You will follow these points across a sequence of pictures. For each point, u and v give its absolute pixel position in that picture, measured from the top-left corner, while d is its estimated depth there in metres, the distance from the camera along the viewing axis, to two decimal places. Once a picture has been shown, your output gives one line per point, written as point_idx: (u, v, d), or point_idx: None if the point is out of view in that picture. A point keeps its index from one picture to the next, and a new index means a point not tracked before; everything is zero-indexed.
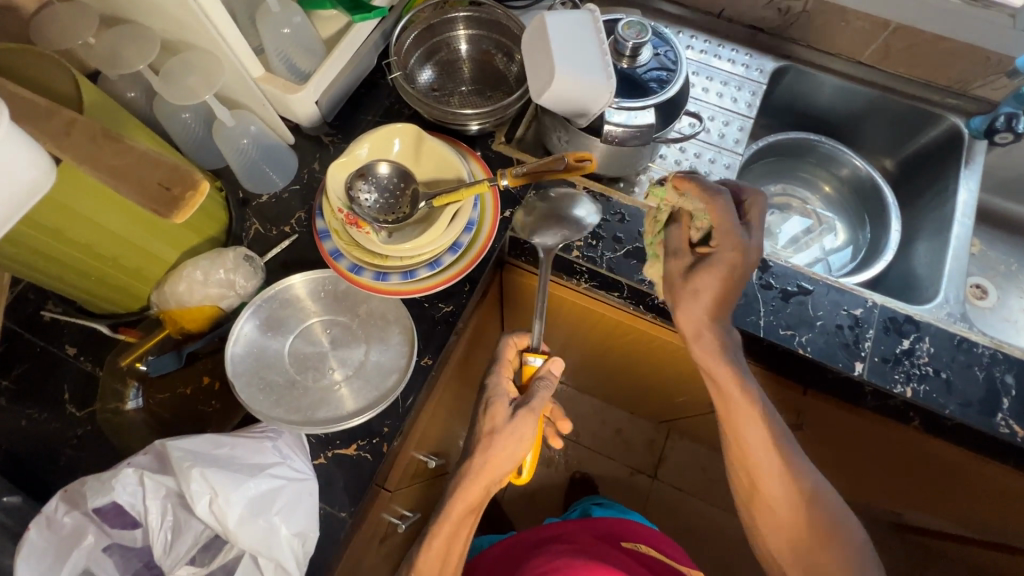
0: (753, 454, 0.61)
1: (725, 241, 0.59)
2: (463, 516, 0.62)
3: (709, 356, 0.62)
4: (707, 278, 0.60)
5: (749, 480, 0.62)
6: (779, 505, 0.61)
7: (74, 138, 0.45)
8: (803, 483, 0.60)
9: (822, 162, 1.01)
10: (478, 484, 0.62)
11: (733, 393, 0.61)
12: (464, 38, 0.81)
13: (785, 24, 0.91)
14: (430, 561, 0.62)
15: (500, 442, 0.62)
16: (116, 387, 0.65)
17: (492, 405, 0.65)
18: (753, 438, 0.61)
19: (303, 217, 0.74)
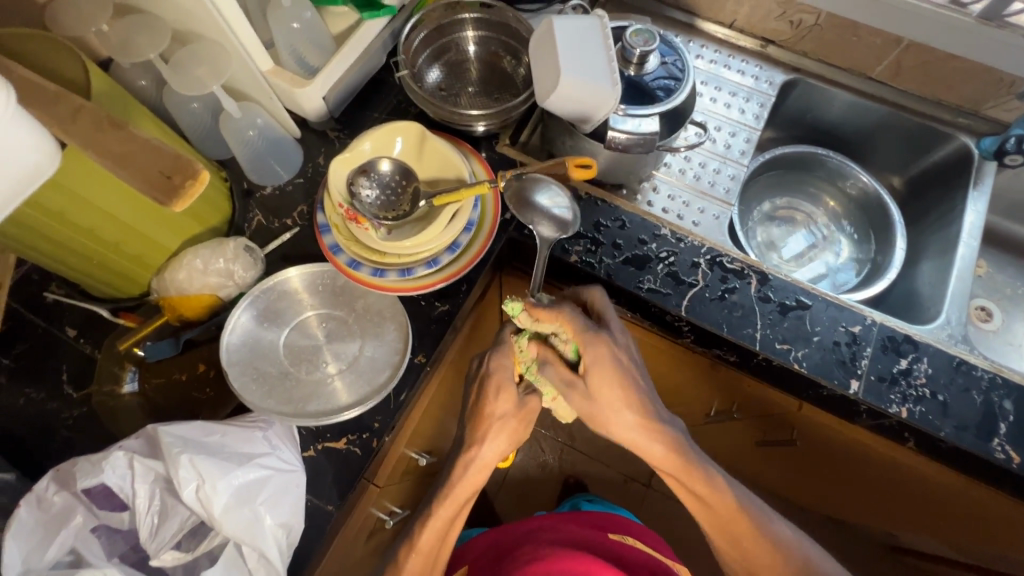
0: (729, 523, 0.63)
1: (588, 348, 0.60)
2: (465, 492, 0.65)
3: (664, 454, 0.62)
4: (606, 388, 0.60)
5: (742, 564, 0.64)
6: (767, 570, 0.62)
7: (78, 123, 0.45)
8: (792, 559, 0.62)
9: (830, 177, 1.00)
10: (486, 464, 0.66)
11: (692, 481, 0.62)
12: (473, 40, 0.81)
13: (796, 37, 0.91)
14: (433, 535, 0.64)
15: (508, 425, 0.66)
16: (113, 371, 0.66)
17: (489, 386, 0.65)
18: (739, 526, 0.63)
19: (305, 211, 0.75)
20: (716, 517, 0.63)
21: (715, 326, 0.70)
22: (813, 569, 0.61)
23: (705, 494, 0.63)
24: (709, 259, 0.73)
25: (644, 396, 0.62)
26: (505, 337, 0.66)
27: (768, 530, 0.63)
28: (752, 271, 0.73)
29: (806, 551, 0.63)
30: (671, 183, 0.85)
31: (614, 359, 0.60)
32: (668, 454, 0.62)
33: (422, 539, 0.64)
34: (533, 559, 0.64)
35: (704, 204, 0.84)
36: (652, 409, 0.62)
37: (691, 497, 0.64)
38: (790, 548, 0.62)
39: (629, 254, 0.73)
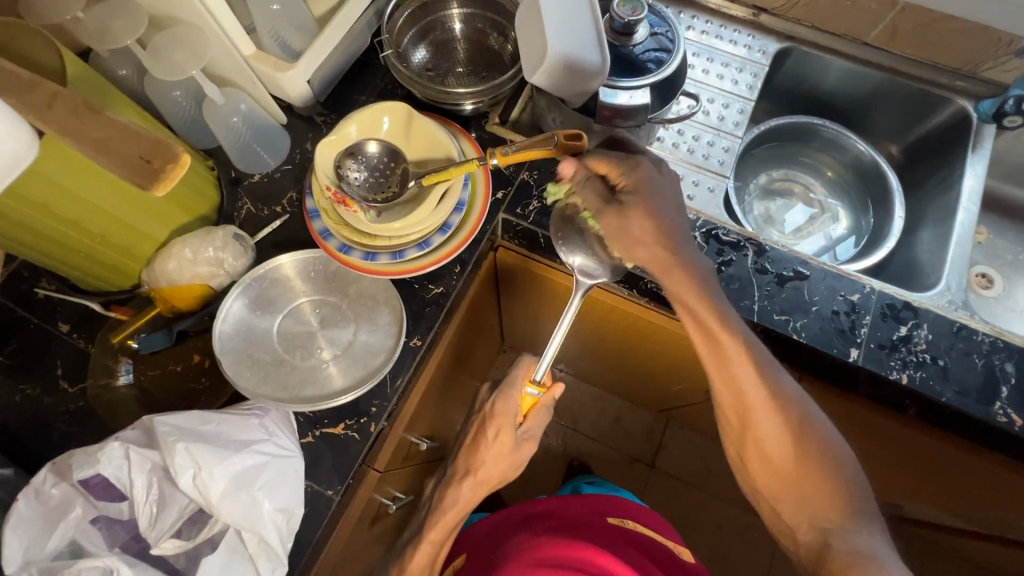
0: (732, 361, 0.58)
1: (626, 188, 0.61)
2: (452, 519, 0.66)
3: (682, 282, 0.59)
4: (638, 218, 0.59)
5: (742, 426, 0.59)
6: (760, 417, 0.58)
7: (55, 110, 0.45)
8: (792, 412, 0.57)
9: (826, 147, 0.98)
10: (473, 495, 0.67)
11: (710, 321, 0.59)
12: (458, 17, 0.79)
13: (789, 4, 0.88)
14: (421, 562, 0.65)
15: (498, 453, 0.66)
16: (107, 364, 0.66)
17: (498, 426, 0.66)
18: (742, 374, 0.58)
19: (295, 197, 0.74)
20: (716, 355, 0.59)
21: None
22: (812, 436, 0.57)
23: (724, 336, 0.58)
24: (705, 232, 0.72)
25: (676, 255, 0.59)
26: (517, 376, 0.67)
27: (774, 387, 0.58)
28: (748, 243, 0.72)
29: (813, 420, 0.58)
30: (665, 159, 0.84)
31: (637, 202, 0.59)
32: (693, 288, 0.59)
33: (411, 564, 0.65)
34: (525, 548, 0.63)
35: (699, 178, 0.83)
36: (676, 238, 0.59)
37: (714, 358, 0.59)
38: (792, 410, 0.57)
39: None
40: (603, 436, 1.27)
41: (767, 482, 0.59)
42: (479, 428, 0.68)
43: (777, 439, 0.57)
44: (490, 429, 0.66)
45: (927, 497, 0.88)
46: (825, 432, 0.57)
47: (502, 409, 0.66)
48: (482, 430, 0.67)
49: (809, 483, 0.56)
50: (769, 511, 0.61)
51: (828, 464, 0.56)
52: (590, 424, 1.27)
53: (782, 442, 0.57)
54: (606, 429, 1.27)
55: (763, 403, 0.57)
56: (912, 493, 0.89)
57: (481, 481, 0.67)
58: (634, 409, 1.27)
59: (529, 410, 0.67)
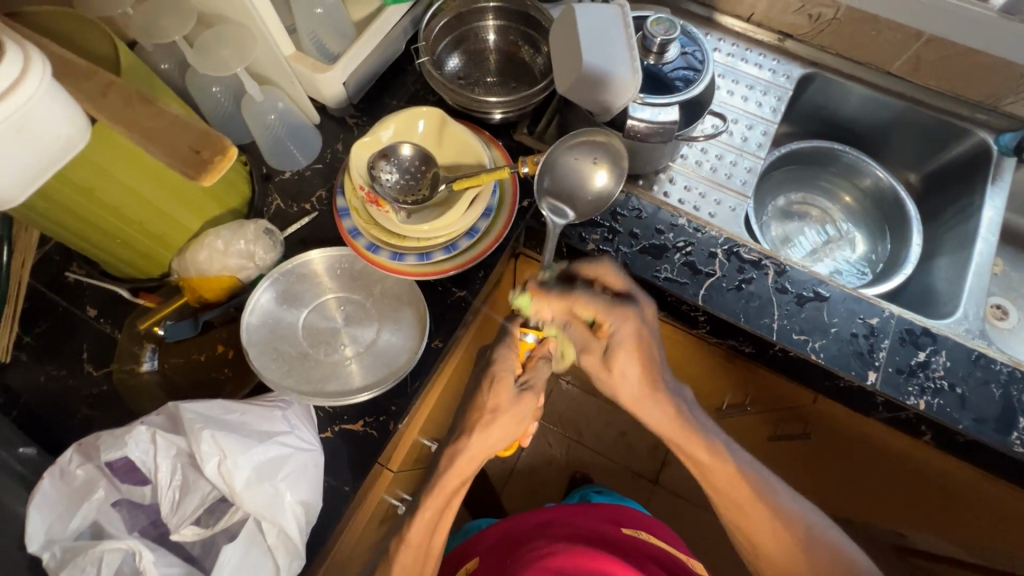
0: (733, 491, 0.63)
1: (612, 322, 0.60)
2: (455, 487, 0.65)
3: (664, 419, 0.64)
4: (624, 360, 0.62)
5: (752, 544, 0.64)
6: (778, 555, 0.62)
7: (109, 98, 0.47)
8: (795, 529, 0.62)
9: (845, 173, 0.99)
10: (472, 461, 0.65)
11: (691, 447, 0.64)
12: (493, 29, 0.81)
13: (815, 31, 0.90)
14: (422, 528, 0.64)
15: (505, 421, 0.65)
16: (132, 350, 0.67)
17: (499, 380, 0.64)
18: (740, 497, 0.63)
19: (324, 196, 0.75)
20: (715, 484, 0.64)
21: (732, 316, 0.70)
22: (820, 546, 0.61)
23: (710, 455, 0.64)
24: (726, 249, 0.73)
25: (654, 356, 0.63)
26: (510, 328, 0.66)
27: (775, 505, 0.63)
28: (769, 262, 0.73)
29: (812, 524, 0.63)
30: (687, 175, 0.85)
31: (636, 331, 0.61)
32: (675, 420, 0.64)
33: (411, 531, 0.64)
34: (542, 554, 0.64)
35: (720, 196, 0.84)
36: (654, 368, 0.64)
37: (699, 470, 0.65)
38: (792, 520, 0.62)
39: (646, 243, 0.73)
40: (607, 450, 1.27)
41: None
42: (478, 389, 0.66)
43: (785, 551, 0.62)
44: (488, 388, 0.65)
45: (936, 528, 0.87)
46: (832, 540, 0.62)
47: (501, 363, 0.65)
48: (482, 392, 0.65)
49: None
50: None
51: (840, 567, 0.60)
52: (595, 437, 1.27)
53: (797, 561, 0.61)
54: (610, 442, 1.27)
55: (766, 523, 0.62)
56: (917, 522, 0.89)
57: (479, 451, 0.65)
58: None
59: (527, 360, 0.67)
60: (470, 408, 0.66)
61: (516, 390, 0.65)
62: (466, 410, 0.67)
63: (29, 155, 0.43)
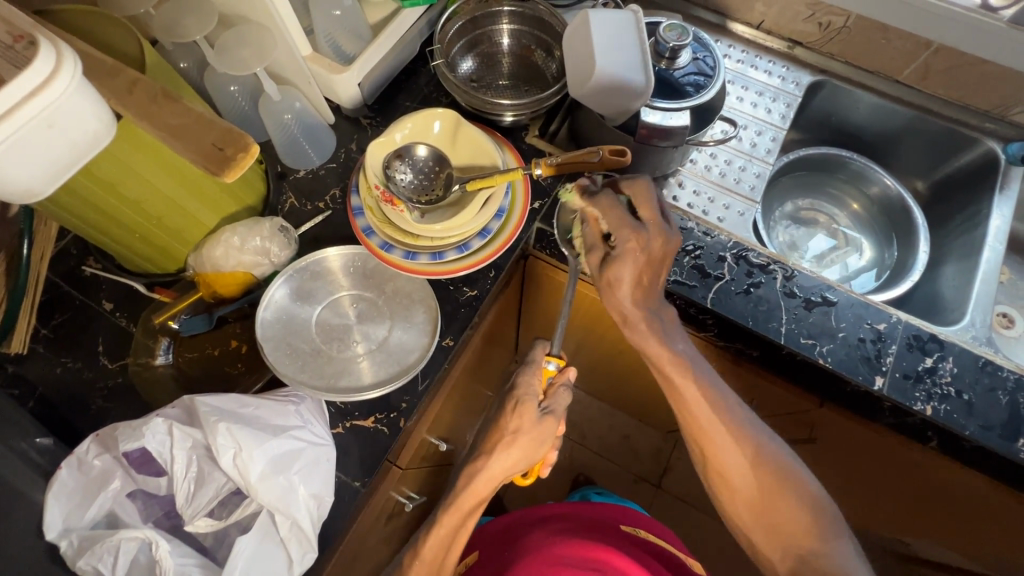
0: (692, 405, 0.63)
1: (620, 236, 0.61)
2: (470, 507, 0.64)
3: (642, 333, 0.64)
4: (622, 269, 0.61)
5: (710, 461, 0.64)
6: (729, 466, 0.62)
7: (136, 96, 0.48)
8: (750, 444, 0.62)
9: (853, 180, 1.00)
10: (487, 483, 0.64)
11: (663, 360, 0.63)
12: (507, 33, 0.82)
13: (825, 39, 0.91)
14: (436, 544, 0.64)
15: (525, 443, 0.63)
16: (147, 343, 0.68)
17: (521, 404, 0.63)
18: (699, 410, 0.62)
19: (337, 195, 0.76)
20: (676, 396, 0.64)
21: (740, 319, 0.70)
22: (770, 462, 0.61)
23: (680, 373, 0.63)
24: (735, 253, 0.74)
25: (654, 278, 0.63)
26: (534, 355, 0.66)
27: (732, 420, 0.62)
28: (777, 266, 0.73)
29: (769, 448, 0.62)
30: (696, 180, 0.86)
31: (646, 254, 0.61)
32: (650, 336, 0.63)
33: (426, 546, 0.64)
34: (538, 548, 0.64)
35: (729, 201, 0.85)
36: (647, 285, 0.63)
37: (667, 384, 0.64)
38: (751, 442, 0.62)
39: None
40: (610, 452, 1.27)
41: (740, 511, 0.63)
42: (501, 412, 0.65)
43: (739, 465, 0.62)
44: (511, 410, 0.63)
45: (937, 535, 0.88)
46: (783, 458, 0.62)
47: (525, 388, 0.64)
48: (505, 414, 0.64)
49: (773, 500, 0.60)
50: (748, 544, 0.64)
51: (788, 485, 0.60)
52: (598, 440, 1.28)
53: (744, 471, 0.61)
54: (614, 446, 1.27)
55: (720, 434, 0.62)
56: (921, 530, 0.89)
57: (495, 473, 0.63)
58: (643, 428, 1.27)
59: (548, 388, 0.65)
60: (492, 428, 0.65)
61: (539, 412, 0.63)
62: (488, 430, 0.66)
63: (56, 148, 0.44)
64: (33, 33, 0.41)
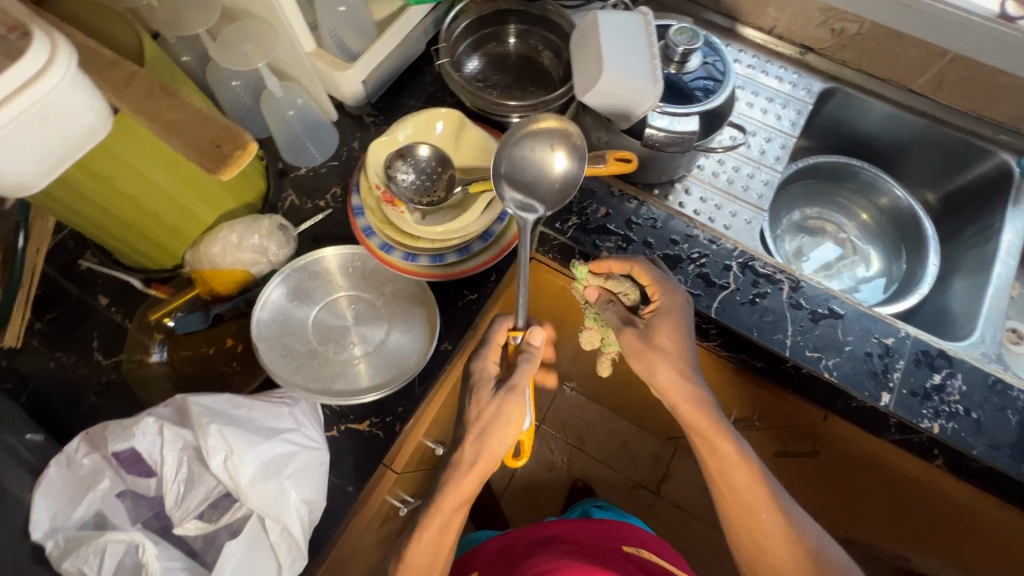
0: (743, 488, 0.62)
1: (660, 293, 0.65)
2: (455, 507, 0.62)
3: (694, 408, 0.63)
4: (664, 325, 0.64)
5: (757, 549, 0.61)
6: (784, 560, 0.60)
7: (132, 90, 0.48)
8: (807, 539, 0.60)
9: (863, 189, 0.98)
10: (470, 474, 0.61)
11: (713, 433, 0.63)
12: (515, 32, 0.81)
13: (838, 46, 0.90)
14: (421, 553, 0.61)
15: (490, 427, 0.61)
16: (142, 340, 0.66)
17: (477, 389, 0.63)
18: (753, 494, 0.61)
19: (338, 193, 0.75)
20: (725, 476, 0.63)
21: (745, 331, 0.69)
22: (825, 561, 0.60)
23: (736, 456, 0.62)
24: (741, 262, 0.72)
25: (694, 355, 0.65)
26: (493, 334, 0.65)
27: (787, 509, 0.61)
28: (784, 276, 0.72)
29: (825, 544, 0.61)
30: (703, 186, 0.85)
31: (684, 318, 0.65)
32: (702, 410, 0.63)
33: (411, 558, 0.61)
34: (543, 570, 0.62)
35: (736, 208, 0.84)
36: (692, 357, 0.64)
37: (716, 461, 0.63)
38: (806, 537, 0.60)
39: (661, 254, 0.73)
40: (609, 458, 1.26)
41: None
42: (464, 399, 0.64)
43: (793, 558, 0.60)
44: (469, 397, 0.63)
45: (940, 555, 0.86)
46: (835, 555, 0.61)
47: (482, 371, 0.64)
48: (467, 406, 0.63)
49: None
50: None
51: None
52: (597, 446, 1.27)
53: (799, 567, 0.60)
54: (612, 452, 1.26)
55: (776, 526, 0.60)
56: (923, 549, 0.88)
57: (476, 461, 0.61)
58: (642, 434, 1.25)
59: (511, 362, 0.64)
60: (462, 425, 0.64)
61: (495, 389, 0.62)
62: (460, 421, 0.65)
63: (50, 142, 0.43)
64: (28, 24, 0.40)
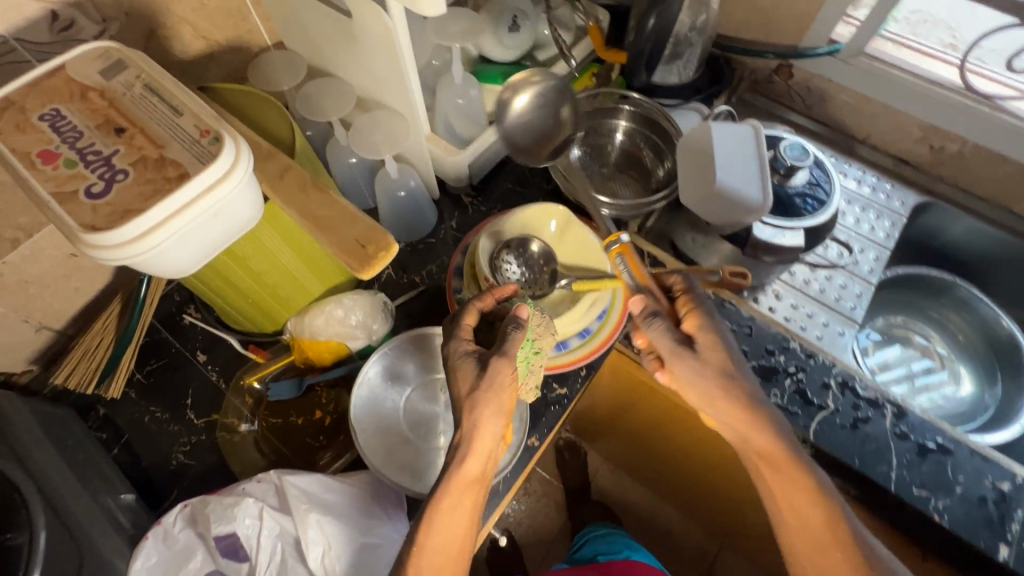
0: (809, 525, 0.54)
1: (695, 319, 0.59)
2: (464, 487, 0.52)
3: (767, 441, 0.55)
4: (710, 350, 0.58)
5: None
6: None
7: (287, 182, 0.51)
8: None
9: (956, 304, 0.94)
10: (478, 461, 0.52)
11: (777, 458, 0.55)
12: (622, 129, 0.84)
13: (935, 162, 0.89)
14: (440, 534, 0.50)
15: (488, 402, 0.53)
16: (235, 403, 0.67)
17: (456, 367, 0.55)
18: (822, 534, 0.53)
19: (434, 271, 0.77)
20: (796, 515, 0.55)
21: (845, 457, 0.66)
22: None
23: (814, 499, 0.54)
24: (840, 381, 0.70)
25: (749, 391, 0.57)
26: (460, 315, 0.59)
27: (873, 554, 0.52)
28: (887, 402, 0.69)
29: None
30: (794, 293, 0.82)
31: (720, 340, 0.58)
32: (769, 432, 0.55)
33: (430, 544, 0.50)
34: None
35: (829, 318, 0.81)
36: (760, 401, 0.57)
37: (788, 499, 0.55)
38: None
39: (754, 363, 0.71)
40: None
41: None
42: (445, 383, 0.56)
43: None
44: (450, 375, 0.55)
45: None
46: None
47: (450, 346, 0.57)
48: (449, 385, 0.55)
49: None
50: None
51: None
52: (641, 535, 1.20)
53: None
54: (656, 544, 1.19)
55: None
56: None
57: (473, 439, 0.53)
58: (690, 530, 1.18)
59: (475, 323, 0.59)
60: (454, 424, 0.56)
61: (469, 360, 0.55)
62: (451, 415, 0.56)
63: (213, 235, 0.45)
64: (218, 129, 0.43)
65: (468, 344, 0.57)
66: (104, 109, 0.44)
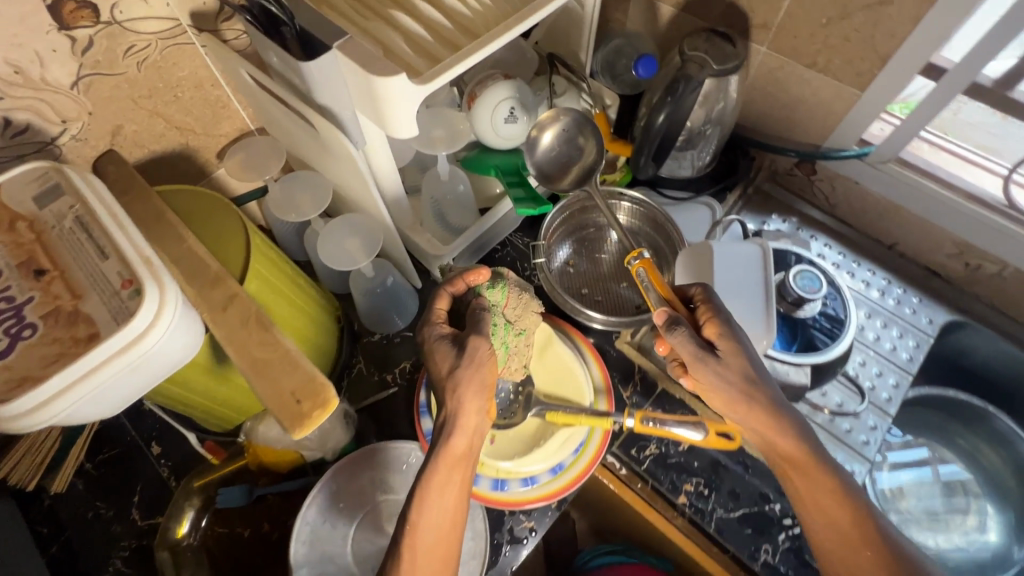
0: (834, 515, 0.51)
1: (710, 313, 0.56)
2: (451, 466, 0.50)
3: (791, 443, 0.53)
4: (730, 347, 0.55)
5: None
6: None
7: (229, 315, 0.47)
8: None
9: (992, 438, 0.85)
10: (467, 439, 0.51)
11: (802, 462, 0.53)
12: (619, 225, 0.78)
13: (970, 279, 0.80)
14: (434, 514, 0.48)
15: (468, 392, 0.51)
16: (180, 506, 0.62)
17: (435, 352, 0.53)
18: (852, 530, 0.51)
19: (407, 369, 0.72)
20: (820, 516, 0.52)
21: None
22: None
23: (838, 496, 0.51)
24: None
25: (768, 395, 0.54)
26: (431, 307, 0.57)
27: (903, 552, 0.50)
28: None
29: None
30: None
31: (740, 339, 0.56)
32: (788, 432, 0.53)
33: (424, 523, 0.48)
34: None
35: (837, 454, 0.73)
36: (778, 400, 0.54)
37: (809, 501, 0.52)
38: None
39: (747, 510, 0.64)
40: None
41: None
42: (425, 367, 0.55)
43: None
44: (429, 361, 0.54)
45: None
46: None
47: (428, 331, 0.55)
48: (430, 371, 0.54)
49: None
50: None
51: None
52: None
53: None
54: None
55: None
56: None
57: (461, 422, 0.51)
58: None
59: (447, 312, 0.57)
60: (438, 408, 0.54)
61: (448, 349, 0.53)
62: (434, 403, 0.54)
63: (136, 388, 0.42)
64: (140, 280, 0.39)
65: (444, 329, 0.55)
66: (29, 244, 0.41)
